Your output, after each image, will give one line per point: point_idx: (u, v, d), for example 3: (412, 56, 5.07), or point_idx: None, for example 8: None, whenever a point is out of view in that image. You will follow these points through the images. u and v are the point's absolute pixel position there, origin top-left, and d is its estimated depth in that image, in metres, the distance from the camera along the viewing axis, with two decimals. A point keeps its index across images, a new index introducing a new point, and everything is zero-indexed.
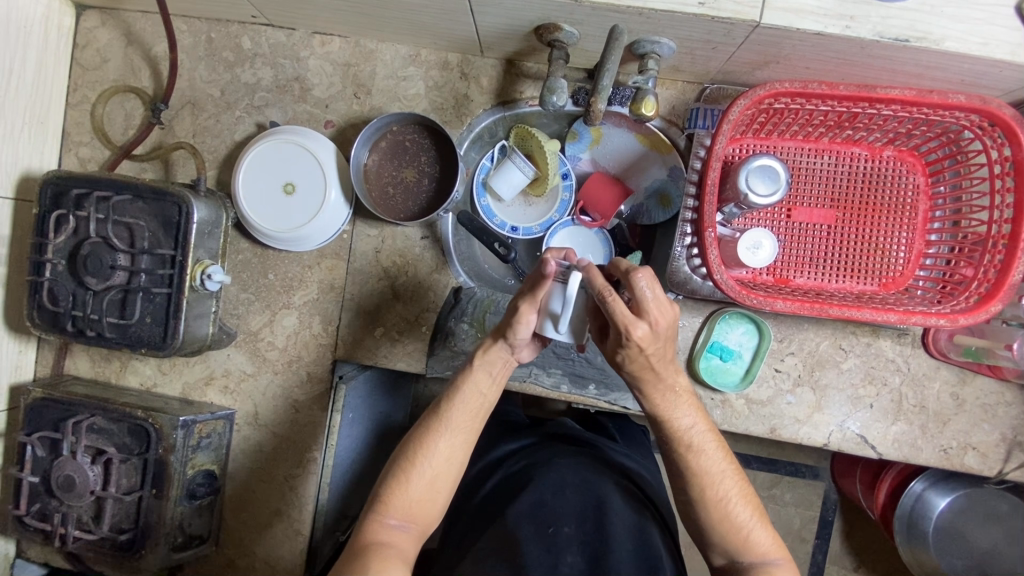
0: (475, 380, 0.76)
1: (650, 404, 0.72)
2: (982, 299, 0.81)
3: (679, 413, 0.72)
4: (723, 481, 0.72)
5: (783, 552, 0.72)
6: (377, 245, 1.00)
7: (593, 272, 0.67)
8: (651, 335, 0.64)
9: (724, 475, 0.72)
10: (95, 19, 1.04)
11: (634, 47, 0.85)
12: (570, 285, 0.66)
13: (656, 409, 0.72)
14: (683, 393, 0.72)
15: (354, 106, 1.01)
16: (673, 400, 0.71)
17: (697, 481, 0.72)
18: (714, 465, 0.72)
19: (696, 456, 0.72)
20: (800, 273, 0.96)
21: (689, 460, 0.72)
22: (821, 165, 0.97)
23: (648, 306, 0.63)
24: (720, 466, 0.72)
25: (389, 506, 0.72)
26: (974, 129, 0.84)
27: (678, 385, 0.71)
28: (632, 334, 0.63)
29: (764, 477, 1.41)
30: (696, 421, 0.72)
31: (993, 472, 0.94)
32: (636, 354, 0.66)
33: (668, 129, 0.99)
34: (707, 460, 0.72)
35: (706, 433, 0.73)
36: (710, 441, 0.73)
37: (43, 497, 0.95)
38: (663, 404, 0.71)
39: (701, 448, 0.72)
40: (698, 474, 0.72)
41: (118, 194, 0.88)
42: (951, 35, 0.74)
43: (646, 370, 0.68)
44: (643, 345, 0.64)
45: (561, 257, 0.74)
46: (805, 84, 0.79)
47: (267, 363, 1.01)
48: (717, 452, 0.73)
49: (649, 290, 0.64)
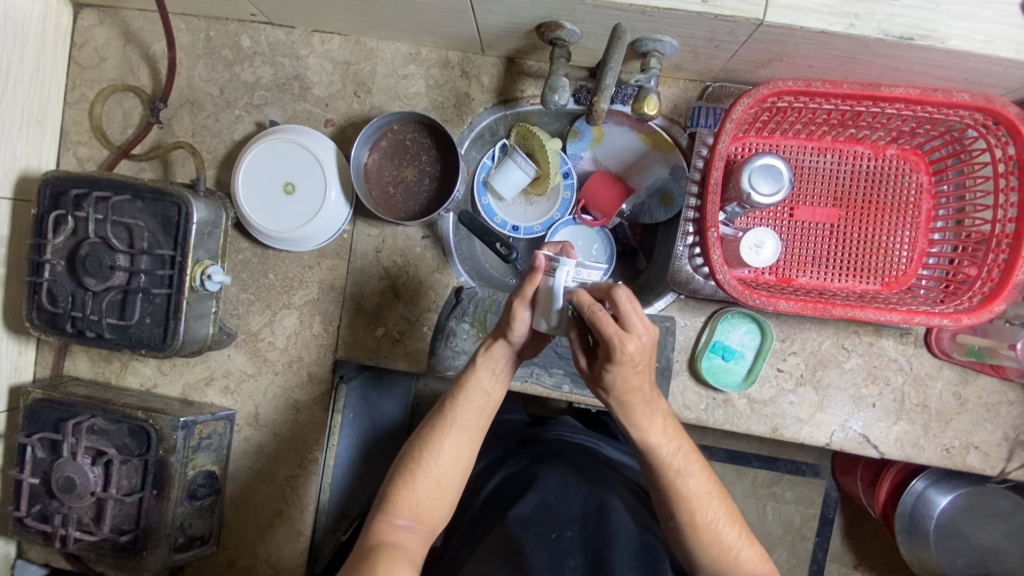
0: (478, 378, 0.76)
1: (639, 433, 0.70)
2: (986, 299, 0.81)
3: (664, 440, 0.71)
4: (710, 502, 0.72)
5: (770, 567, 0.73)
6: (378, 245, 1.00)
7: (578, 294, 0.65)
8: (642, 349, 0.63)
9: (711, 497, 0.72)
10: (93, 17, 1.03)
11: (637, 45, 0.85)
12: (558, 278, 0.68)
13: (645, 437, 0.71)
14: (664, 418, 0.72)
15: (354, 105, 1.00)
16: (657, 425, 0.71)
17: (685, 506, 0.72)
18: (701, 488, 0.72)
19: (683, 480, 0.72)
20: (803, 272, 0.96)
21: (677, 485, 0.72)
22: (824, 163, 0.97)
23: (634, 321, 0.63)
24: (706, 488, 0.72)
25: (397, 507, 0.72)
26: (979, 127, 0.83)
27: (660, 408, 0.72)
28: (625, 348, 0.62)
29: (765, 475, 1.41)
30: (680, 445, 0.72)
31: (995, 471, 0.94)
32: (627, 371, 0.65)
33: (670, 128, 0.98)
34: (693, 483, 0.72)
35: (691, 456, 0.73)
36: (695, 464, 0.73)
37: (43, 499, 0.95)
38: (651, 431, 0.71)
39: (687, 471, 0.72)
40: (686, 498, 0.72)
41: (117, 194, 0.88)
42: (956, 33, 0.73)
43: (634, 390, 0.67)
44: (635, 359, 0.63)
45: (557, 252, 0.76)
46: (808, 82, 0.79)
47: (268, 364, 1.01)
48: (703, 475, 0.73)
49: (631, 306, 0.63)
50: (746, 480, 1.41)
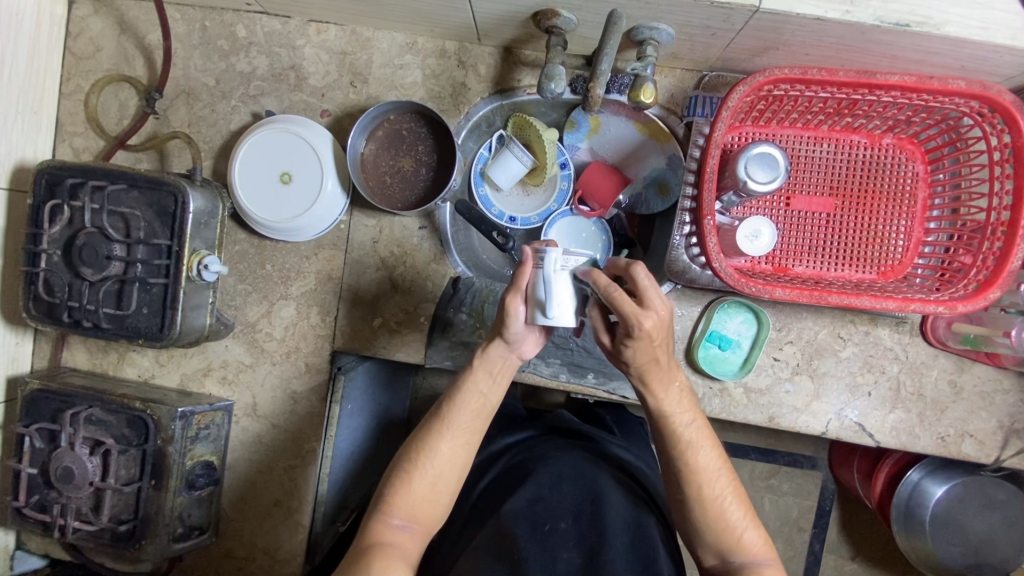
0: (474, 380, 0.75)
1: (655, 399, 0.72)
2: (981, 286, 0.81)
3: (679, 410, 0.73)
4: (717, 479, 0.72)
5: (774, 555, 0.72)
6: (374, 236, 1.00)
7: (592, 275, 0.66)
8: (659, 324, 0.65)
9: (719, 474, 0.73)
10: (87, 7, 1.03)
11: (633, 33, 0.84)
12: (548, 266, 0.67)
13: (659, 403, 0.72)
14: (682, 389, 0.73)
15: (351, 95, 1.00)
16: (675, 395, 0.72)
17: (693, 480, 0.72)
18: (711, 463, 0.72)
19: (694, 453, 0.72)
20: (799, 261, 0.96)
21: (688, 457, 0.72)
22: (820, 153, 0.97)
23: (652, 296, 0.65)
24: (715, 464, 0.73)
25: (393, 506, 0.72)
26: (974, 116, 0.83)
27: (679, 379, 0.73)
28: (643, 325, 0.63)
29: (762, 467, 1.42)
30: (694, 418, 0.73)
31: (990, 459, 0.94)
32: (645, 346, 0.66)
33: (667, 117, 0.98)
34: (703, 457, 0.72)
35: (703, 430, 0.73)
36: (706, 439, 0.73)
37: (42, 489, 0.95)
38: (667, 400, 0.72)
39: (698, 445, 0.72)
40: (695, 471, 0.72)
41: (113, 184, 0.88)
42: (952, 20, 0.73)
43: (653, 362, 0.69)
44: (653, 335, 0.65)
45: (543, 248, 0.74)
46: (804, 69, 0.79)
47: (265, 355, 1.01)
48: (713, 451, 0.73)
49: (649, 281, 0.65)
50: (743, 471, 1.42)
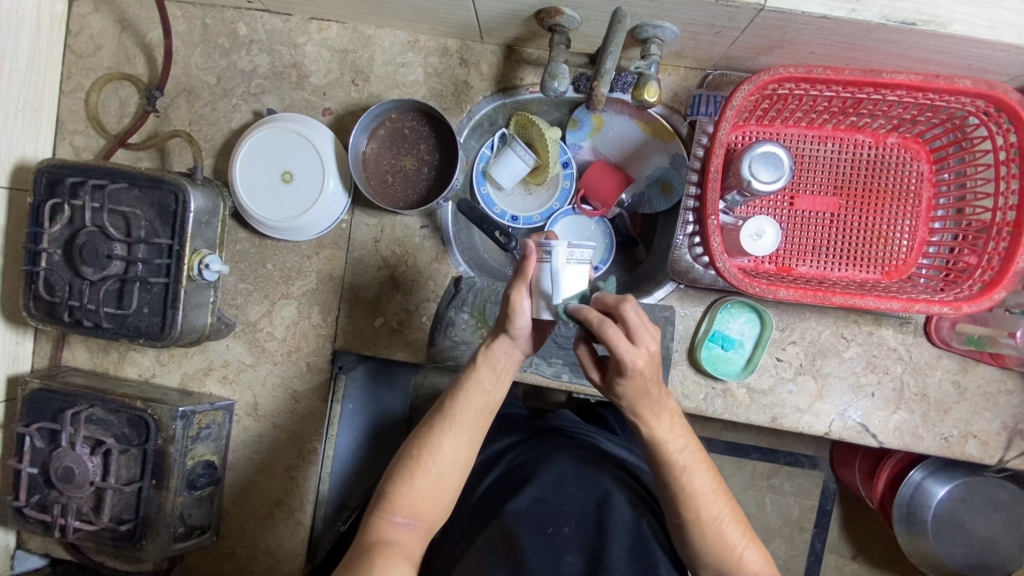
0: (478, 376, 0.74)
1: (647, 429, 0.70)
2: (986, 286, 0.81)
3: (672, 437, 0.71)
4: (714, 502, 0.72)
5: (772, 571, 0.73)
6: (376, 235, 0.99)
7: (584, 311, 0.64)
8: (650, 360, 0.63)
9: (715, 497, 0.72)
10: (87, 4, 1.02)
11: (638, 31, 0.84)
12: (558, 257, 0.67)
13: (652, 433, 0.71)
14: (672, 416, 0.72)
15: (352, 93, 1.00)
16: (666, 423, 0.71)
17: (689, 503, 0.72)
18: (706, 486, 0.72)
19: (688, 478, 0.71)
20: (803, 261, 0.96)
21: (682, 483, 0.71)
22: (824, 152, 0.96)
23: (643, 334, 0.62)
24: (711, 487, 0.72)
25: (396, 504, 0.72)
26: (980, 115, 0.83)
27: (670, 407, 0.71)
28: (636, 364, 0.62)
29: (763, 467, 1.42)
30: (688, 443, 0.72)
31: (994, 459, 0.94)
32: (637, 381, 0.65)
33: (670, 116, 0.97)
34: (699, 481, 0.72)
35: (697, 454, 0.72)
36: (701, 463, 0.72)
37: (42, 488, 0.95)
38: (659, 429, 0.70)
39: (693, 469, 0.71)
40: (690, 495, 0.71)
41: (114, 182, 0.87)
42: (959, 18, 0.72)
43: (643, 394, 0.67)
44: (645, 371, 0.63)
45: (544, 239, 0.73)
46: (809, 68, 0.78)
47: (266, 354, 1.01)
48: (708, 473, 0.72)
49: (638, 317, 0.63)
50: (744, 471, 1.42)
